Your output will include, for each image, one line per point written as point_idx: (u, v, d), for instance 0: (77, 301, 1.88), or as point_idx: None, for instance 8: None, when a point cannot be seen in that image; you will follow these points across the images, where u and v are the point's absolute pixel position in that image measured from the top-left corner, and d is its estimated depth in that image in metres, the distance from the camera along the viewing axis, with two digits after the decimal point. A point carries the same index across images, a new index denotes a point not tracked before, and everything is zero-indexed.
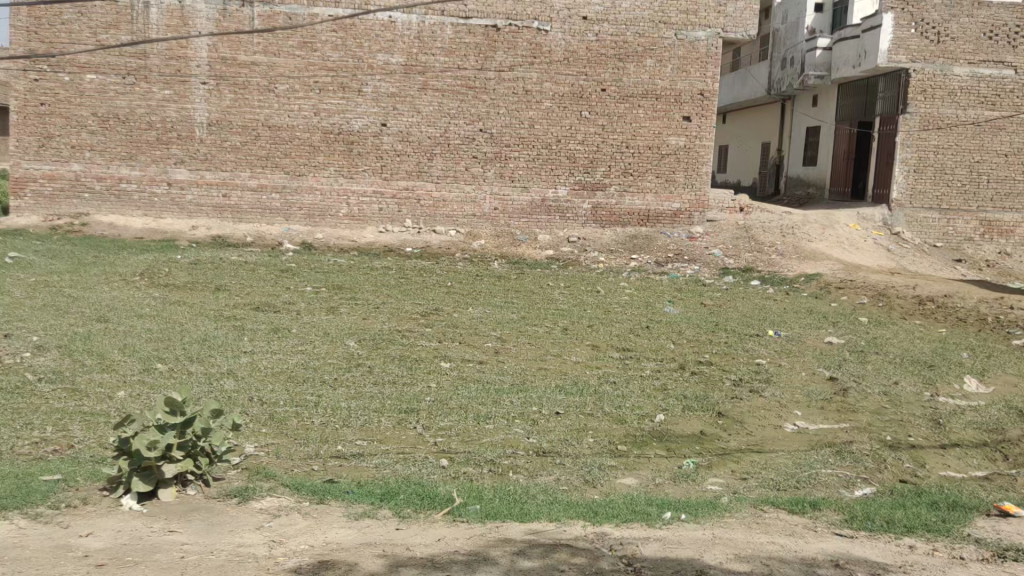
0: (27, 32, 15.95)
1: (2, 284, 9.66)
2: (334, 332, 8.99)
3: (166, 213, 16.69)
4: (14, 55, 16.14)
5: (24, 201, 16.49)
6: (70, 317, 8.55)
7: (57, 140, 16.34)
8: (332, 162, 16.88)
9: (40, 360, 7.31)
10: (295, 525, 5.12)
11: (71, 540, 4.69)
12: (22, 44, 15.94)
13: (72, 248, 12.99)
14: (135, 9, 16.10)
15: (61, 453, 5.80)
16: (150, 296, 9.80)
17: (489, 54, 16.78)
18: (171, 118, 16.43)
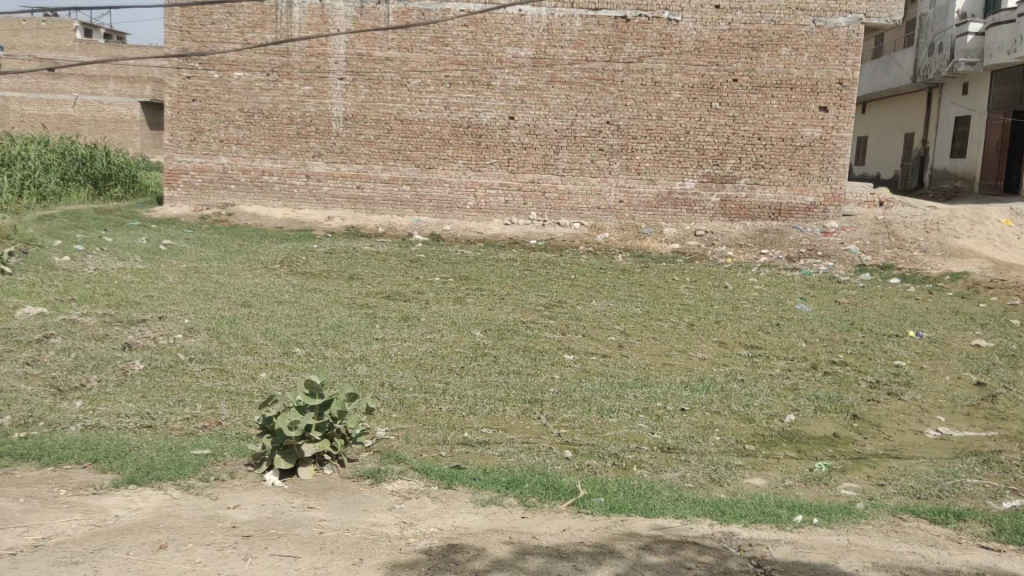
0: (181, 31, 16.96)
1: (157, 270, 10.33)
2: (461, 322, 9.17)
3: (304, 204, 17.43)
4: (170, 54, 17.20)
5: (177, 192, 17.56)
6: (217, 301, 9.08)
7: (207, 134, 17.30)
8: (460, 155, 17.20)
9: (190, 342, 7.79)
10: (425, 508, 5.27)
11: (219, 511, 4.99)
12: (177, 44, 16.97)
13: (218, 236, 13.78)
14: (278, 9, 16.86)
15: (210, 429, 6.18)
16: (289, 283, 10.28)
17: (618, 45, 16.67)
18: (310, 113, 17.13)
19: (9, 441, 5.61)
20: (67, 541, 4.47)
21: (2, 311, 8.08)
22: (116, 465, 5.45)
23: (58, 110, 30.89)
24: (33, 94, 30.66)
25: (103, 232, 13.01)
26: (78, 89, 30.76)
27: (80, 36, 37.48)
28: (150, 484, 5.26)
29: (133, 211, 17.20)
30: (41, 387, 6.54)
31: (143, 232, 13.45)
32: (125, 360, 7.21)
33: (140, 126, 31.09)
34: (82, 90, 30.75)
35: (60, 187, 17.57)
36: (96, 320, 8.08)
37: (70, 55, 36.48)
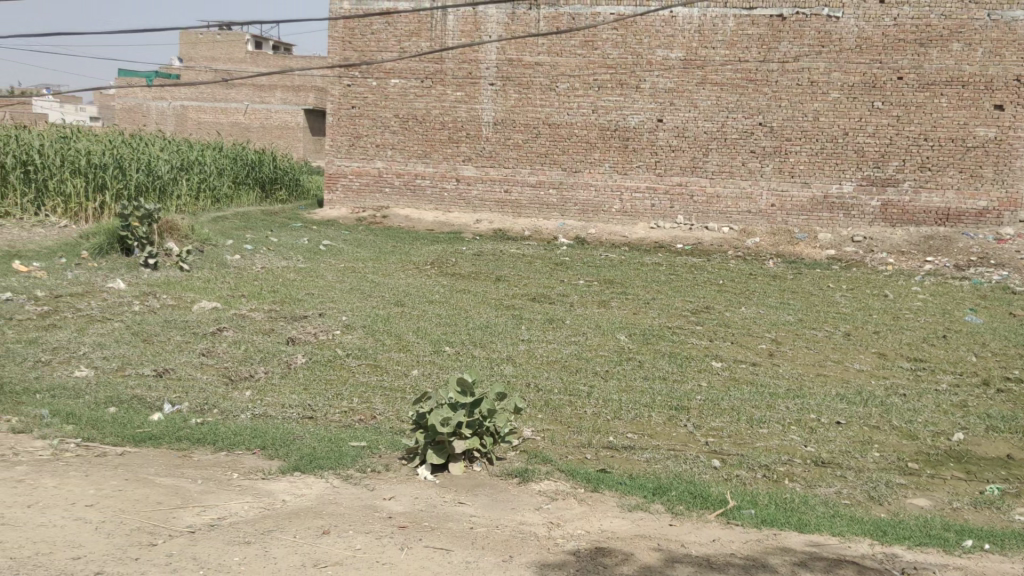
0: (343, 41, 17.83)
1: (318, 269, 10.90)
2: (606, 325, 9.17)
3: (454, 207, 17.91)
4: (333, 64, 18.11)
5: (336, 195, 18.44)
6: (372, 300, 9.49)
7: (365, 140, 18.07)
8: (607, 158, 17.18)
9: (347, 338, 8.17)
10: (572, 510, 5.31)
11: (376, 502, 5.21)
12: (339, 53, 17.86)
13: (374, 238, 14.38)
14: (434, 18, 17.38)
15: (366, 422, 6.46)
16: (439, 283, 10.59)
17: (773, 44, 16.17)
18: (461, 118, 17.57)
19: (188, 425, 6.06)
20: (240, 521, 4.78)
21: (183, 305, 8.74)
22: (281, 452, 5.78)
23: (230, 118, 33.06)
24: (210, 103, 32.98)
25: (270, 232, 13.86)
26: (248, 98, 32.78)
27: (251, 49, 40.03)
28: (313, 472, 5.55)
29: (296, 213, 18.22)
30: (215, 376, 7.03)
31: (306, 233, 14.20)
32: (288, 354, 7.64)
33: (303, 132, 32.58)
34: (252, 98, 32.74)
35: (232, 190, 18.85)
36: (263, 316, 8.61)
37: (242, 67, 39.08)
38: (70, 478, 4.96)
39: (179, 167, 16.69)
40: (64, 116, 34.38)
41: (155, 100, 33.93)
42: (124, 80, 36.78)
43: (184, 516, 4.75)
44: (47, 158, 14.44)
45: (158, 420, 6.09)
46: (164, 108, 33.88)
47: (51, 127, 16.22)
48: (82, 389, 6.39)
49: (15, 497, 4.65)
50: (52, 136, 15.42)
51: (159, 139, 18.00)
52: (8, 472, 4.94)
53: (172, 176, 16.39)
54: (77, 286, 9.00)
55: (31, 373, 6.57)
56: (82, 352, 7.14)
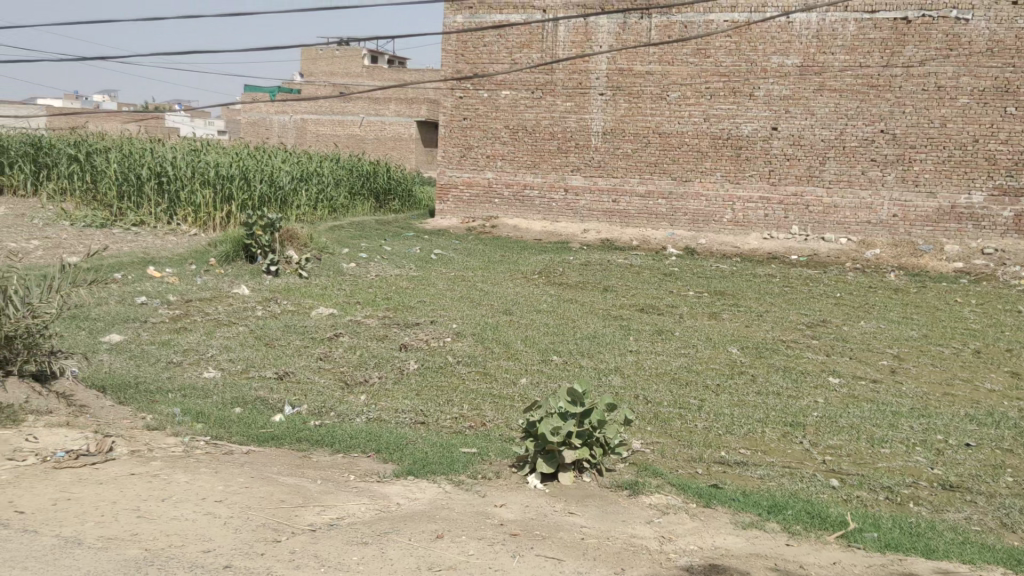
0: (456, 54, 18.18)
1: (430, 277, 11.13)
2: (717, 338, 9.00)
3: (561, 217, 17.95)
4: (446, 76, 18.49)
5: (447, 205, 18.74)
6: (481, 308, 9.61)
7: (476, 151, 18.34)
8: (719, 167, 16.89)
9: (457, 345, 8.31)
10: (684, 525, 5.22)
11: (487, 508, 5.26)
12: (452, 66, 18.18)
13: (483, 247, 14.57)
14: (545, 30, 17.53)
15: (476, 429, 6.54)
16: (547, 293, 10.64)
17: (897, 49, 15.57)
18: (570, 128, 17.63)
19: (307, 426, 6.28)
20: (358, 522, 4.91)
21: (302, 310, 9.08)
22: (395, 456, 5.92)
23: (347, 131, 34.15)
24: (328, 117, 34.22)
25: (383, 241, 14.24)
26: (364, 111, 33.82)
27: (367, 64, 41.28)
28: (426, 477, 5.65)
29: (408, 223, 18.64)
30: (332, 380, 7.27)
31: (417, 242, 14.52)
32: (401, 360, 7.83)
33: (416, 144, 33.30)
34: (367, 111, 33.75)
35: (348, 200, 19.46)
36: (377, 322, 8.85)
37: (358, 81, 40.38)
38: (201, 474, 5.20)
39: (299, 177, 17.34)
40: (195, 130, 36.35)
41: (277, 114, 35.41)
42: (248, 95, 38.60)
43: (306, 515, 4.91)
44: (179, 170, 15.33)
45: (280, 421, 6.34)
46: (286, 122, 35.33)
47: (183, 140, 17.20)
48: (209, 390, 6.71)
49: (151, 490, 4.91)
50: (183, 149, 16.36)
51: (281, 151, 18.77)
52: (145, 466, 5.22)
53: (292, 186, 17.05)
54: (205, 291, 9.48)
55: (164, 373, 6.95)
56: (210, 354, 7.51)
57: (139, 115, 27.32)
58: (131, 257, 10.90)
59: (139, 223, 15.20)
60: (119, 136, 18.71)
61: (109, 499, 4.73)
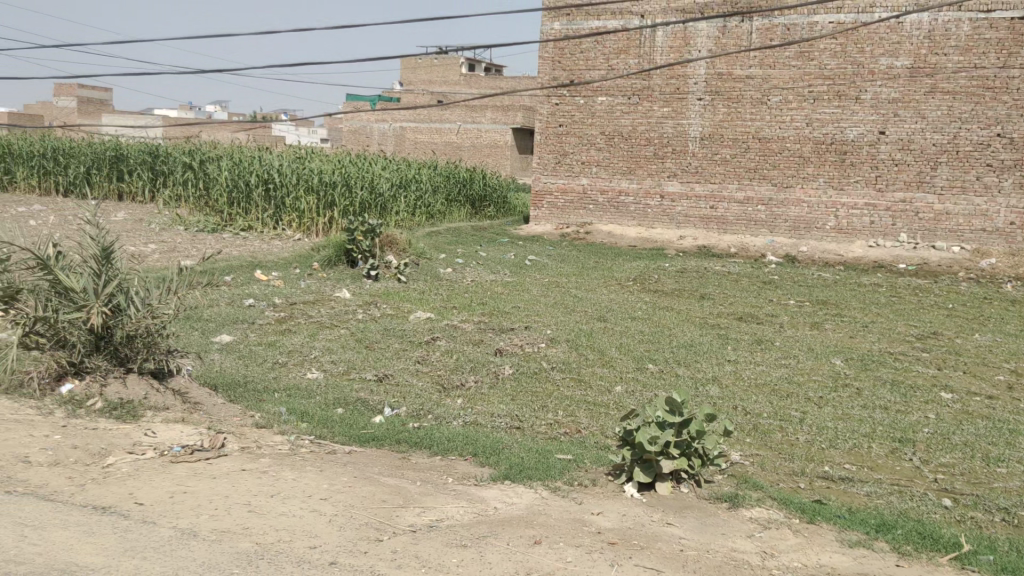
0: (553, 61, 18.18)
1: (525, 283, 11.20)
2: (820, 349, 8.74)
3: (657, 223, 17.78)
4: (543, 83, 18.56)
5: (541, 212, 18.78)
6: (576, 314, 9.61)
7: (571, 157, 18.31)
8: (822, 173, 16.44)
9: (552, 351, 8.33)
10: (787, 541, 5.09)
11: (585, 515, 5.24)
12: (549, 73, 18.26)
13: (578, 253, 14.56)
14: (643, 35, 17.43)
15: (571, 436, 6.54)
16: (642, 300, 10.56)
17: (1015, 49, 14.87)
18: (667, 134, 17.46)
19: (407, 428, 6.40)
20: (456, 525, 4.96)
21: (400, 314, 9.27)
22: (492, 460, 5.96)
23: (444, 138, 34.66)
24: (426, 124, 34.85)
25: (479, 247, 14.41)
26: (460, 118, 34.34)
27: (463, 73, 41.88)
28: (523, 482, 5.67)
29: (503, 229, 18.79)
30: (429, 383, 7.39)
31: (513, 248, 14.63)
32: (497, 364, 7.90)
33: (511, 151, 33.59)
34: (464, 118, 34.26)
35: (445, 207, 19.78)
36: (473, 327, 8.96)
37: (456, 89, 41.01)
38: (306, 472, 5.37)
39: (398, 184, 17.69)
40: (299, 138, 37.62)
41: (377, 123, 36.24)
42: (349, 104, 39.71)
43: (406, 515, 5.00)
44: (285, 177, 15.94)
45: (380, 422, 6.48)
46: (385, 130, 36.15)
47: (289, 148, 17.82)
48: (313, 390, 6.92)
49: (260, 486, 5.10)
50: (289, 157, 16.95)
51: (381, 158, 19.20)
52: (255, 463, 5.42)
53: (392, 193, 17.40)
54: (309, 295, 9.79)
55: (270, 373, 7.21)
56: (313, 355, 7.74)
57: (248, 125, 28.46)
58: (240, 261, 11.35)
59: (247, 228, 15.95)
60: (229, 145, 19.51)
61: (221, 494, 4.93)
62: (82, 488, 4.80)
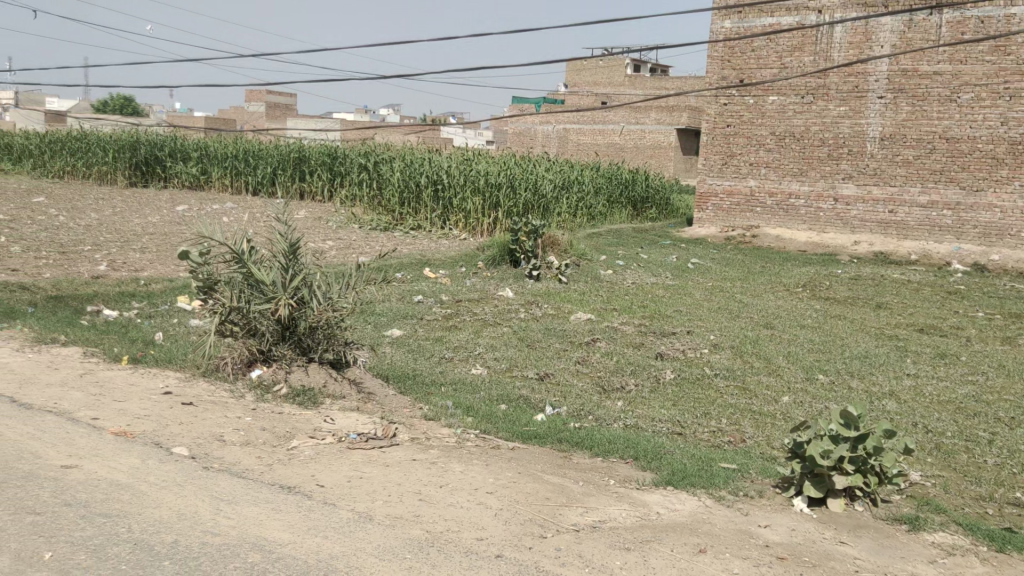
0: (722, 61, 17.76)
1: (687, 286, 11.04)
2: (1012, 366, 8.09)
3: (830, 227, 17.03)
4: (711, 83, 18.16)
5: (706, 214, 18.35)
6: (741, 320, 9.36)
7: (738, 158, 17.81)
8: (1018, 176, 15.33)
9: (716, 357, 8.14)
10: (974, 569, 4.75)
11: (751, 527, 5.08)
12: (717, 73, 17.84)
13: (743, 257, 14.20)
14: (820, 32, 16.76)
15: (736, 445, 6.37)
16: (812, 307, 10.15)
17: None
18: (844, 134, 16.69)
19: (568, 428, 6.45)
20: (619, 527, 4.93)
21: (562, 315, 9.35)
22: (653, 465, 5.89)
23: (607, 139, 34.67)
24: (589, 126, 34.96)
25: (641, 249, 14.31)
26: (624, 119, 34.23)
27: (627, 74, 41.78)
28: (686, 488, 5.57)
29: (666, 231, 18.55)
30: (590, 384, 7.41)
31: (675, 251, 14.43)
32: (658, 369, 7.80)
33: (675, 152, 33.12)
34: (628, 119, 34.15)
35: (606, 208, 19.82)
36: (634, 329, 8.91)
37: (619, 90, 40.93)
38: (473, 465, 5.52)
39: (561, 185, 17.84)
40: (466, 139, 38.71)
41: (542, 124, 36.64)
42: (513, 106, 40.45)
43: (569, 514, 5.02)
44: (453, 178, 16.52)
45: (542, 420, 6.56)
46: (549, 131, 36.50)
47: (457, 150, 18.33)
48: (477, 386, 7.10)
49: (430, 476, 5.28)
50: (457, 158, 17.44)
51: (545, 159, 19.38)
52: (425, 453, 5.63)
53: (555, 194, 17.53)
54: (474, 293, 10.05)
55: (437, 367, 7.46)
56: (477, 352, 7.94)
57: (418, 126, 29.57)
58: (410, 259, 11.80)
59: (416, 227, 16.62)
60: (401, 147, 20.31)
61: (394, 481, 5.15)
62: (270, 467, 5.14)
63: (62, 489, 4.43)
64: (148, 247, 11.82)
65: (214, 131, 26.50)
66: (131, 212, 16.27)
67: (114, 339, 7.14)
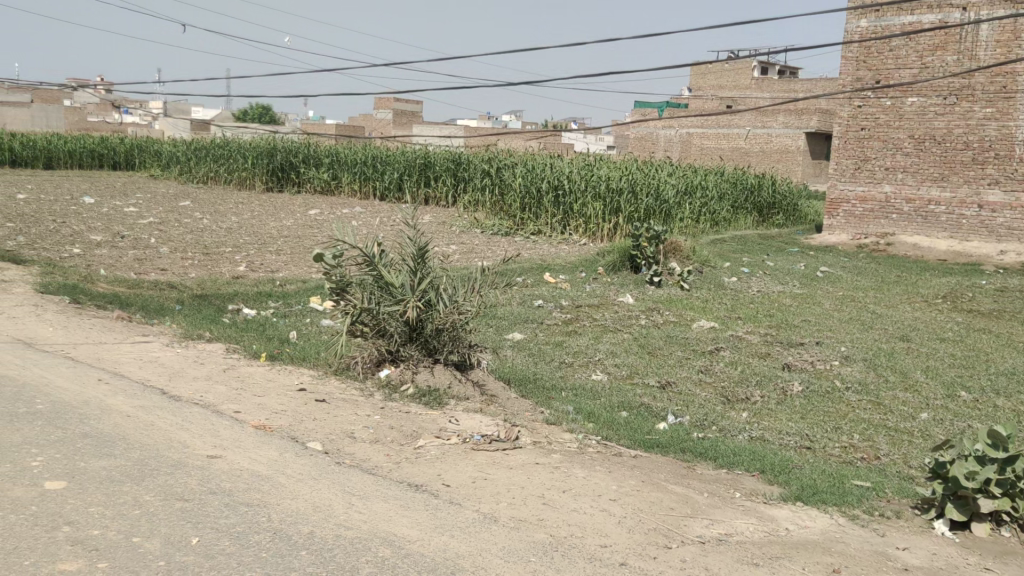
0: (857, 61, 17.09)
1: (815, 295, 10.67)
2: None
3: (973, 235, 16.10)
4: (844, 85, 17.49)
5: (837, 220, 17.67)
6: (874, 332, 8.96)
7: (873, 163, 17.07)
8: None
9: (847, 370, 7.82)
10: None
11: (888, 549, 4.84)
12: (852, 74, 17.18)
13: (876, 265, 13.59)
14: (964, 30, 15.89)
15: (869, 462, 6.10)
16: (952, 320, 9.61)
17: None
18: (990, 137, 15.76)
19: (692, 437, 6.33)
20: (748, 542, 4.78)
21: (684, 322, 9.21)
22: (781, 479, 5.71)
23: (732, 143, 34.04)
24: (712, 130, 34.40)
25: (767, 256, 13.94)
26: (750, 123, 33.48)
27: (753, 77, 40.81)
28: (816, 505, 5.36)
29: (794, 237, 17.97)
30: (713, 394, 7.25)
31: (803, 258, 13.99)
32: (785, 380, 7.56)
33: (803, 156, 32.09)
34: (754, 124, 33.38)
35: (730, 214, 19.42)
36: (760, 339, 8.67)
37: (745, 93, 40.02)
38: (596, 472, 5.50)
39: (684, 190, 17.58)
40: (588, 144, 38.76)
41: (664, 128, 36.23)
42: (635, 111, 40.17)
43: (694, 526, 4.91)
44: (574, 184, 16.57)
45: (664, 429, 6.48)
46: (671, 136, 36.05)
47: (578, 155, 18.34)
48: (598, 392, 7.09)
49: (553, 480, 5.30)
50: (579, 163, 17.46)
51: (668, 164, 19.13)
52: (548, 457, 5.65)
53: (678, 199, 17.27)
54: (594, 298, 10.03)
55: (558, 372, 7.48)
56: (597, 358, 7.92)
57: (539, 131, 29.79)
58: (531, 263, 11.88)
59: (537, 232, 16.75)
60: (524, 152, 20.51)
61: (518, 484, 5.20)
62: (398, 465, 5.28)
63: (207, 478, 4.68)
64: (283, 249, 12.36)
65: (343, 138, 27.50)
66: (268, 215, 17.11)
67: (253, 336, 7.51)
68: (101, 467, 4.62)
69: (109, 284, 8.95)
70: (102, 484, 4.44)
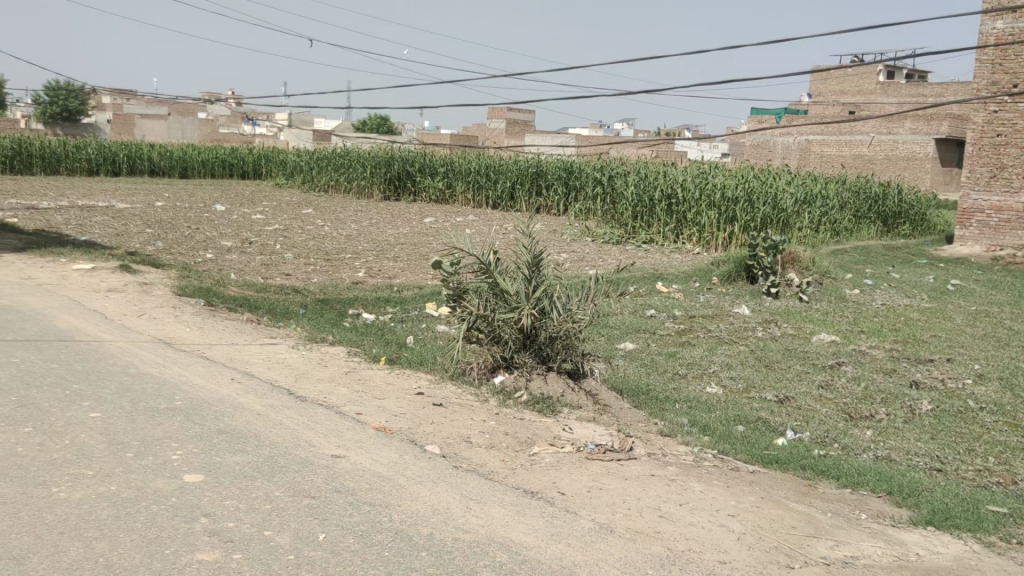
0: (993, 64, 16.24)
1: (945, 309, 10.16)
2: None
3: None
4: (978, 89, 16.65)
5: (969, 231, 16.79)
6: (1011, 350, 8.46)
7: (1009, 171, 16.15)
8: None
9: (981, 390, 7.41)
10: None
11: None
12: (987, 78, 16.33)
13: (1012, 279, 12.84)
14: None
15: (1006, 486, 5.75)
16: None
17: None
18: None
19: (812, 454, 6.13)
20: (875, 565, 4.58)
21: (803, 335, 8.93)
22: (910, 502, 5.45)
23: (855, 150, 32.94)
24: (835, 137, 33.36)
25: (893, 268, 13.40)
26: (875, 129, 32.34)
27: (877, 82, 39.33)
28: (948, 530, 5.09)
29: (921, 248, 17.19)
30: (834, 411, 7.00)
31: (932, 270, 13.36)
32: (913, 398, 7.22)
33: (932, 163, 30.67)
34: (879, 130, 32.19)
35: (852, 224, 18.78)
36: (885, 354, 8.32)
37: (870, 99, 38.59)
38: (712, 486, 5.39)
39: (803, 199, 17.08)
40: (701, 151, 38.20)
41: (782, 135, 35.33)
42: (751, 119, 39.35)
43: (817, 546, 4.74)
44: (688, 193, 16.36)
45: (783, 445, 6.29)
46: (790, 143, 35.13)
47: (692, 162, 18.10)
48: (713, 405, 6.95)
49: (669, 493, 5.22)
50: (694, 171, 17.25)
51: (787, 172, 18.65)
52: (663, 469, 5.59)
53: (796, 208, 16.81)
54: (709, 309, 9.87)
55: (671, 384, 7.38)
56: (711, 370, 7.78)
57: (652, 140, 29.59)
58: (644, 272, 11.78)
59: (650, 241, 16.63)
60: (637, 160, 20.39)
61: (633, 495, 5.15)
62: (513, 471, 5.32)
63: (332, 477, 4.84)
64: (400, 256, 12.69)
65: (458, 147, 28.04)
66: (385, 223, 17.63)
67: (372, 340, 7.73)
68: (235, 462, 4.85)
69: (239, 288, 9.40)
70: (236, 479, 4.65)
